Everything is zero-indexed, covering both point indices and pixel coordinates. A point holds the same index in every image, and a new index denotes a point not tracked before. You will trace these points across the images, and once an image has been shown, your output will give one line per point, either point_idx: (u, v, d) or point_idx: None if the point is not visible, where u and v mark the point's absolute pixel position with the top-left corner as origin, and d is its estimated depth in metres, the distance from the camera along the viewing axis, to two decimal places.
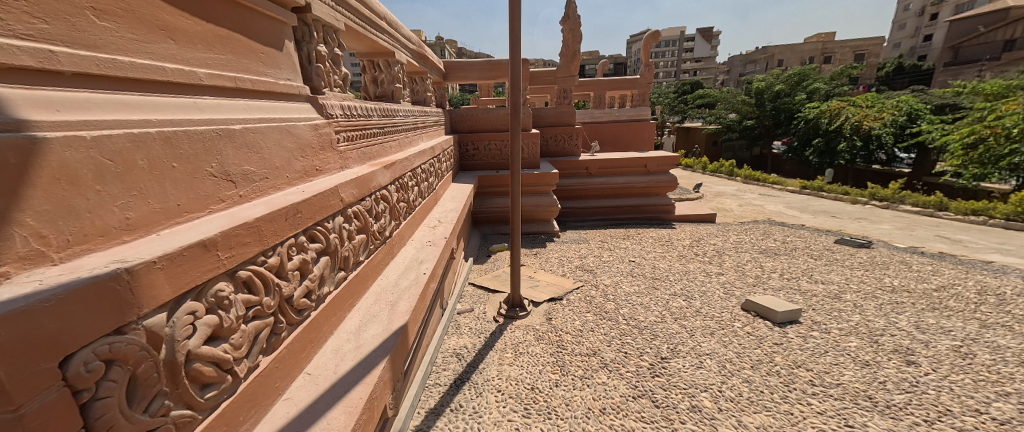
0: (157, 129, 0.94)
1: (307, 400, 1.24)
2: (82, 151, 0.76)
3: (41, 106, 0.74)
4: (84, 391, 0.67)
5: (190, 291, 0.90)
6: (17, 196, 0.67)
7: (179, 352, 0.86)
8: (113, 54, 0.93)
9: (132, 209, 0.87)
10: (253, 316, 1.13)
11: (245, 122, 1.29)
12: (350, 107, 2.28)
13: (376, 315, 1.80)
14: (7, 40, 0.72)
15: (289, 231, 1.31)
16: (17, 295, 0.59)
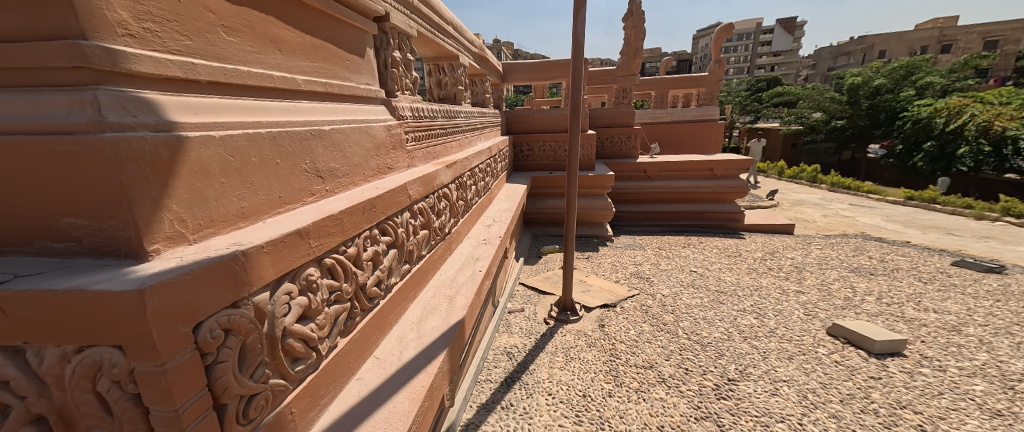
0: (266, 130, 1.07)
1: (376, 382, 1.33)
2: (212, 148, 0.89)
3: (184, 110, 0.87)
4: (209, 354, 0.78)
5: (288, 274, 1.01)
6: (167, 185, 0.80)
7: (278, 327, 0.97)
8: (236, 65, 1.07)
9: (245, 199, 1.00)
10: (335, 300, 1.23)
11: (333, 123, 1.42)
12: (418, 108, 2.41)
13: (437, 307, 1.87)
14: (163, 55, 0.86)
15: (365, 224, 1.41)
16: (164, 269, 0.70)
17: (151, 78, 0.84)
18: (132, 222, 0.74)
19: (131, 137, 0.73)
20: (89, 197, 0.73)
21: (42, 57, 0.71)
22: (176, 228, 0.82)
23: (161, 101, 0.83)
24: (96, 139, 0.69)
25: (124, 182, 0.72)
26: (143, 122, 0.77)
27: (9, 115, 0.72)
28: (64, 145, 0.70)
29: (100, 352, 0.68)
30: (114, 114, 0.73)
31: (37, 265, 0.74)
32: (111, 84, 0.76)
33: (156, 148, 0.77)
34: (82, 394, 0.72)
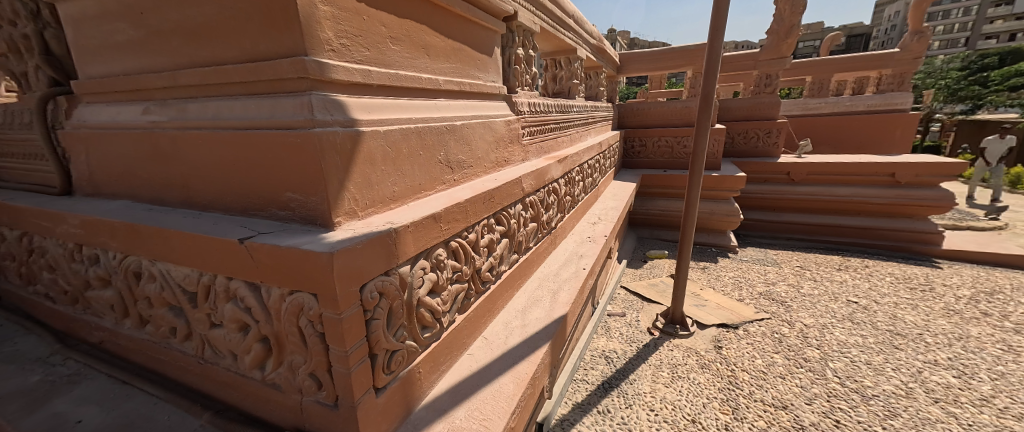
0: (415, 126, 1.24)
1: (484, 360, 1.43)
2: (377, 142, 1.07)
3: (361, 109, 1.06)
4: (368, 311, 0.95)
5: (424, 251, 1.16)
6: (348, 171, 0.99)
7: (415, 296, 1.12)
8: (398, 70, 1.25)
9: (397, 184, 1.18)
10: (456, 279, 1.37)
11: (463, 119, 1.56)
12: (535, 104, 2.47)
13: (540, 299, 1.91)
14: (352, 65, 1.06)
15: (485, 213, 1.52)
16: (344, 238, 0.88)
17: (342, 84, 1.04)
18: (325, 198, 0.94)
19: (330, 132, 0.93)
20: (301, 177, 0.96)
21: (280, 71, 0.95)
22: (351, 206, 1.01)
23: (348, 102, 1.03)
24: (309, 133, 0.89)
25: (323, 167, 0.92)
26: (336, 120, 0.96)
27: (259, 115, 0.99)
28: (289, 137, 0.93)
29: (302, 297, 0.89)
30: (320, 113, 0.93)
31: (267, 227, 1.01)
32: (319, 90, 0.97)
33: (343, 140, 0.96)
34: (289, 326, 0.95)
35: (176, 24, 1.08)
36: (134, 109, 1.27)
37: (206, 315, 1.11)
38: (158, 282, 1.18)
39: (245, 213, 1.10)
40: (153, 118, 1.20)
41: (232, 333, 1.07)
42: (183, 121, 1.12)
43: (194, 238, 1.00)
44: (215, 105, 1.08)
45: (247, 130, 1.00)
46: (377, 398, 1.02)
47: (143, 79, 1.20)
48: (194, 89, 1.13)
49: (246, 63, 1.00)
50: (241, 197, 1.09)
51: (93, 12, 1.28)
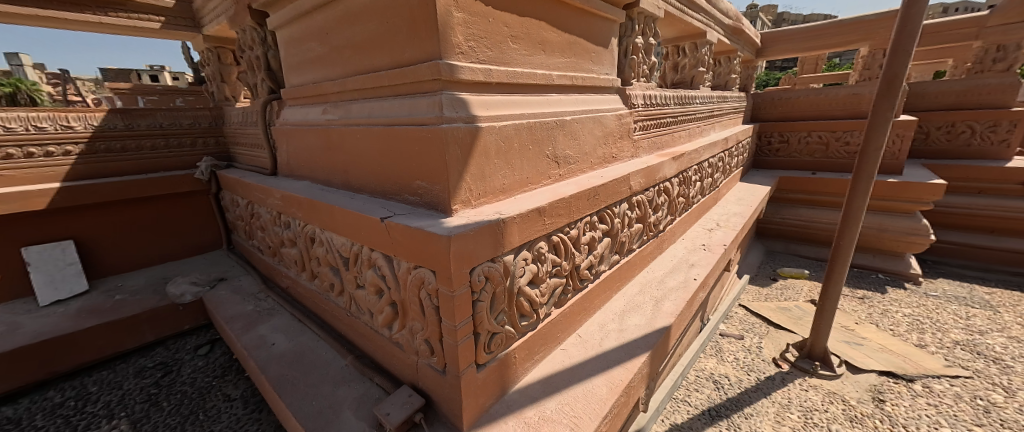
0: (528, 121, 1.30)
1: (578, 358, 1.43)
2: (492, 137, 1.15)
3: (481, 106, 1.15)
4: (475, 292, 1.04)
5: (528, 243, 1.20)
6: (467, 163, 1.09)
7: (516, 285, 1.17)
8: (516, 67, 1.31)
9: (507, 177, 1.25)
10: (555, 273, 1.39)
11: (573, 114, 1.56)
12: (650, 96, 2.31)
13: (641, 306, 1.80)
14: (477, 65, 1.16)
15: (588, 210, 1.50)
16: (460, 225, 0.98)
17: (468, 84, 1.14)
18: (447, 187, 1.06)
19: (455, 128, 1.03)
20: (429, 167, 1.10)
21: (419, 74, 1.10)
22: (466, 195, 1.11)
23: (471, 100, 1.13)
24: (438, 128, 1.01)
25: (447, 159, 1.03)
26: (460, 117, 1.07)
27: (401, 113, 1.16)
28: (422, 132, 1.06)
29: (424, 273, 1.03)
30: (448, 111, 1.05)
31: (401, 209, 1.18)
32: (448, 90, 1.09)
33: (464, 135, 1.06)
34: (412, 296, 1.11)
35: (350, 40, 1.35)
36: (317, 110, 1.62)
37: (354, 277, 1.37)
38: (324, 247, 1.50)
39: (385, 196, 1.31)
40: (329, 117, 1.51)
41: (371, 294, 1.30)
42: (348, 119, 1.38)
43: (350, 214, 1.23)
44: (371, 105, 1.31)
45: (392, 126, 1.19)
46: (478, 374, 1.11)
47: (324, 86, 1.52)
48: (357, 93, 1.39)
49: (394, 68, 1.18)
50: (383, 183, 1.30)
51: (297, 35, 1.67)
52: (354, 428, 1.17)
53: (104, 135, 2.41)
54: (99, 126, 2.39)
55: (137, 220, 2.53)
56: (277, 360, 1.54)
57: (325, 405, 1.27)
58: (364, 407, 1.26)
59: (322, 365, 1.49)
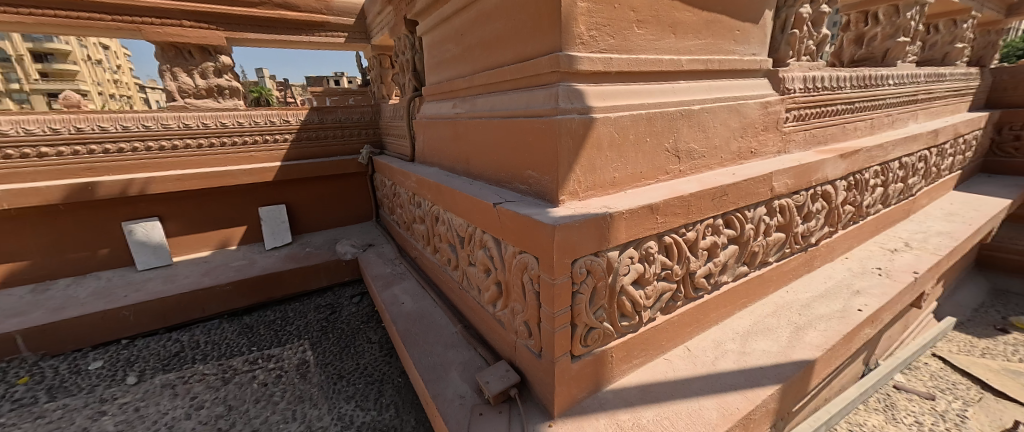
0: (648, 111, 1.22)
1: (685, 372, 1.30)
2: (607, 128, 1.13)
3: (598, 96, 1.13)
4: (576, 284, 1.05)
5: (635, 240, 1.15)
6: (578, 155, 1.10)
7: (618, 282, 1.14)
8: (640, 54, 1.24)
9: (619, 171, 1.21)
10: (664, 277, 1.29)
11: (703, 103, 1.39)
12: (813, 78, 1.90)
13: (771, 329, 1.54)
14: (597, 55, 1.13)
15: (712, 211, 1.34)
16: (567, 215, 1.00)
17: (586, 74, 1.13)
18: (556, 178, 1.09)
19: (569, 119, 1.05)
20: (541, 158, 1.14)
21: (539, 67, 1.14)
22: (575, 186, 1.12)
23: (588, 91, 1.12)
24: (552, 120, 1.04)
25: (558, 150, 1.06)
26: (576, 108, 1.07)
27: (519, 105, 1.23)
28: (537, 123, 1.11)
29: (528, 258, 1.09)
30: (563, 102, 1.06)
31: (512, 196, 1.26)
32: (566, 81, 1.10)
33: (578, 126, 1.07)
34: (516, 278, 1.18)
35: (481, 39, 1.47)
36: (449, 104, 1.83)
37: (467, 255, 1.52)
38: (446, 225, 1.70)
39: (499, 184, 1.41)
40: (458, 110, 1.69)
41: (480, 272, 1.43)
42: (473, 112, 1.53)
43: (469, 198, 1.37)
44: (494, 99, 1.42)
45: (510, 118, 1.27)
46: (572, 364, 1.13)
47: (456, 83, 1.70)
48: (482, 88, 1.52)
49: (517, 63, 1.25)
50: (498, 171, 1.40)
51: (438, 38, 1.90)
52: (458, 388, 1.32)
53: (306, 127, 3.16)
54: (303, 120, 3.15)
55: (320, 193, 3.28)
56: (404, 317, 1.83)
57: (438, 363, 1.47)
58: (468, 372, 1.40)
59: (437, 328, 1.71)
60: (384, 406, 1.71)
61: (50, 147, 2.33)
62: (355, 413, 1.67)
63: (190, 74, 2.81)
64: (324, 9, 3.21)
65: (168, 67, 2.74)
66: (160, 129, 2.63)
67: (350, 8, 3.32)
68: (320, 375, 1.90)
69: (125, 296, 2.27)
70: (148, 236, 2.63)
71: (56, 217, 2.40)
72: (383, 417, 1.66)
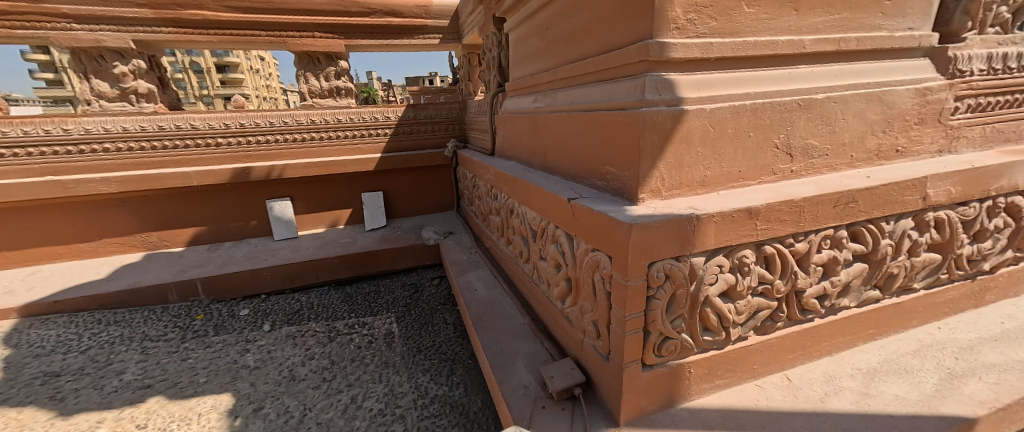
0: (753, 102, 1.07)
1: (780, 404, 1.12)
2: (701, 121, 1.02)
3: (691, 86, 1.03)
4: (652, 288, 0.98)
5: (726, 247, 1.02)
6: (663, 150, 1.01)
7: (703, 292, 1.02)
8: (748, 37, 1.08)
9: (711, 169, 1.08)
10: (760, 291, 1.12)
11: (830, 91, 1.17)
12: (1002, 56, 1.46)
13: (908, 369, 1.23)
14: (693, 40, 1.02)
15: (832, 220, 1.12)
16: (646, 215, 0.93)
17: (679, 63, 1.04)
18: (636, 175, 1.02)
19: (655, 112, 0.97)
20: (622, 153, 1.08)
21: (626, 57, 1.08)
22: (657, 184, 1.04)
23: (680, 80, 1.02)
24: (637, 113, 0.98)
25: (641, 145, 0.99)
26: (664, 99, 0.99)
27: (602, 98, 1.18)
28: (620, 117, 1.05)
29: (601, 257, 1.05)
30: (650, 94, 0.99)
31: (587, 192, 1.22)
32: (655, 71, 1.02)
33: (665, 119, 0.98)
34: (587, 276, 1.15)
35: (566, 31, 1.44)
36: (530, 99, 1.85)
37: (539, 249, 1.53)
38: (520, 218, 1.73)
39: (575, 179, 1.38)
40: (538, 105, 1.69)
41: (551, 267, 1.42)
42: (554, 106, 1.51)
43: (543, 192, 1.37)
44: (575, 93, 1.38)
45: (591, 112, 1.22)
46: (643, 373, 1.06)
47: (539, 77, 1.71)
48: (565, 81, 1.50)
49: (602, 54, 1.20)
50: (575, 166, 1.37)
51: (524, 34, 1.92)
52: (523, 378, 1.34)
53: (403, 122, 3.47)
54: (400, 116, 3.46)
55: (411, 182, 3.60)
56: (477, 303, 1.91)
57: (505, 351, 1.51)
58: (533, 364, 1.42)
59: (506, 318, 1.76)
60: (455, 384, 1.83)
61: (222, 138, 2.97)
62: (430, 385, 1.82)
63: (317, 78, 3.31)
64: (424, 13, 3.49)
65: (302, 72, 3.26)
66: (294, 124, 3.15)
67: (445, 11, 3.55)
68: (403, 346, 2.11)
69: (264, 260, 2.79)
70: (282, 213, 3.19)
71: (223, 193, 3.06)
72: (454, 393, 1.77)
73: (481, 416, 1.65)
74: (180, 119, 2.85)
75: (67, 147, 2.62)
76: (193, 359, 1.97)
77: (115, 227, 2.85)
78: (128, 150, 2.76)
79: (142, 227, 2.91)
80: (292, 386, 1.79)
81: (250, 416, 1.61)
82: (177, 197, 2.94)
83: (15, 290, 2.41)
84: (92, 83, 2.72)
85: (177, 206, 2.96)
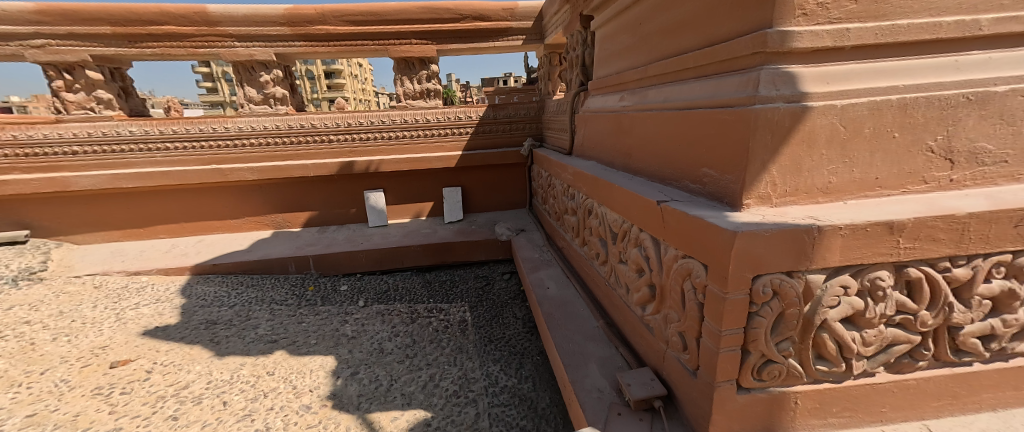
0: (900, 96, 0.90)
1: None
2: (828, 118, 0.90)
3: (819, 80, 0.90)
4: (755, 305, 0.88)
5: (855, 266, 0.88)
6: (778, 151, 0.91)
7: (820, 315, 0.90)
8: (898, 19, 0.91)
9: (837, 175, 0.94)
10: (897, 322, 0.95)
11: (1016, 82, 0.93)
12: None
13: None
14: (824, 27, 0.90)
15: (1008, 243, 0.90)
16: (755, 223, 0.85)
17: (803, 53, 0.92)
18: (742, 178, 0.93)
19: (770, 109, 0.88)
20: (725, 154, 0.99)
21: (736, 50, 0.99)
22: (767, 190, 0.94)
23: (805, 73, 0.90)
24: (748, 110, 0.89)
25: (751, 146, 0.90)
26: (783, 95, 0.89)
27: (702, 95, 1.09)
28: (726, 114, 0.97)
29: (693, 264, 0.98)
30: (765, 88, 0.89)
31: (679, 195, 1.15)
32: (772, 63, 0.92)
33: (782, 117, 0.89)
34: (674, 284, 1.08)
35: (663, 25, 1.37)
36: (616, 97, 1.79)
37: (619, 252, 1.48)
38: (598, 219, 1.69)
39: (664, 181, 1.30)
40: (625, 103, 1.63)
41: (632, 272, 1.37)
42: (643, 104, 1.44)
43: (628, 194, 1.32)
44: (669, 90, 1.31)
45: (689, 109, 1.14)
46: (737, 395, 0.97)
47: (627, 74, 1.64)
48: (657, 78, 1.42)
49: (706, 48, 1.12)
50: (665, 168, 1.30)
51: (613, 31, 1.87)
52: (597, 382, 1.32)
53: (483, 121, 3.61)
54: (481, 115, 3.61)
55: (489, 179, 3.75)
56: (549, 301, 1.92)
57: (578, 352, 1.49)
58: (607, 369, 1.38)
59: (578, 318, 1.74)
60: (524, 377, 1.87)
61: (334, 135, 3.41)
62: (501, 375, 1.88)
63: (412, 81, 3.61)
64: (509, 16, 3.59)
65: (400, 76, 3.58)
66: (391, 124, 3.49)
67: (530, 12, 3.60)
68: (477, 334, 2.21)
69: (361, 243, 3.15)
70: (376, 202, 3.56)
71: (332, 183, 3.52)
72: (523, 386, 1.81)
73: (548, 412, 1.66)
74: (304, 120, 3.36)
75: (226, 142, 3.25)
76: (307, 323, 2.31)
77: (253, 208, 3.45)
78: (266, 145, 3.32)
79: (272, 209, 3.49)
80: (382, 357, 2.00)
81: (348, 378, 1.84)
82: (298, 185, 3.46)
83: (186, 253, 3.06)
84: (245, 90, 3.33)
85: (297, 193, 3.49)
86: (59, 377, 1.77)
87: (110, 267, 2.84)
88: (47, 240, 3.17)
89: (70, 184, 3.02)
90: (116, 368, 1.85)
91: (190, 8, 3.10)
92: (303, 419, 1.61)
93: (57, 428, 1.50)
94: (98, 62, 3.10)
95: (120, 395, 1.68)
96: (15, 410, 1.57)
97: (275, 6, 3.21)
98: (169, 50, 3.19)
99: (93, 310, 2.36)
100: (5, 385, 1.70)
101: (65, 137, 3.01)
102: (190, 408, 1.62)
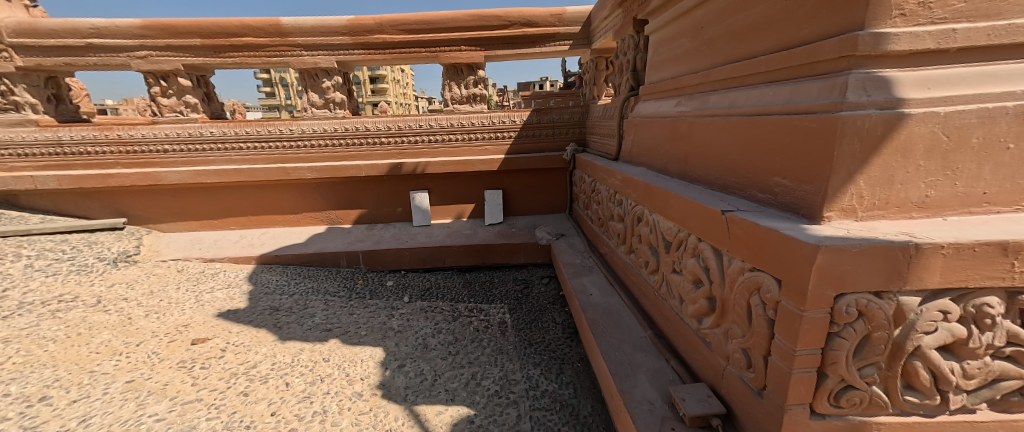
0: (1017, 102, 0.81)
1: None
2: (930, 126, 0.83)
3: (916, 85, 0.84)
4: (836, 325, 0.83)
5: (957, 290, 0.80)
6: (867, 161, 0.85)
7: (912, 341, 0.83)
8: (1016, 18, 0.82)
9: (936, 188, 0.86)
10: (1007, 354, 0.85)
11: None
12: None
13: None
14: (926, 28, 0.84)
15: None
16: (841, 236, 0.80)
17: (898, 57, 0.86)
18: (824, 188, 0.88)
19: (860, 116, 0.83)
20: (802, 163, 0.94)
21: (819, 54, 0.94)
22: (852, 202, 0.88)
23: (901, 77, 0.84)
24: (833, 117, 0.84)
25: (836, 154, 0.85)
26: (875, 101, 0.84)
27: (776, 101, 1.04)
28: (806, 121, 0.92)
29: (764, 278, 0.93)
30: (854, 94, 0.84)
31: (746, 205, 1.09)
32: (862, 67, 0.87)
33: (872, 124, 0.83)
34: (739, 299, 1.03)
35: (729, 29, 1.33)
36: (671, 103, 1.74)
37: (672, 261, 1.43)
38: (649, 227, 1.64)
39: (726, 190, 1.25)
40: (682, 109, 1.58)
41: (687, 283, 1.32)
42: (702, 110, 1.40)
43: (684, 201, 1.28)
44: (734, 95, 1.26)
45: (759, 116, 1.09)
46: (809, 421, 0.91)
47: (685, 80, 1.61)
48: (720, 83, 1.37)
49: (781, 51, 1.07)
50: (727, 176, 1.24)
51: (670, 34, 1.82)
52: (647, 393, 1.28)
53: (527, 126, 3.64)
54: (525, 120, 3.65)
55: (530, 183, 3.76)
56: (593, 307, 1.90)
57: (626, 361, 1.46)
58: (658, 381, 1.34)
59: (624, 328, 1.69)
60: (564, 383, 1.85)
61: (386, 138, 3.60)
62: (542, 379, 1.88)
63: (459, 86, 3.76)
64: (557, 21, 3.59)
65: (448, 82, 3.75)
66: (439, 127, 3.61)
67: (578, 17, 3.59)
68: (516, 337, 2.23)
69: (407, 242, 3.27)
70: (422, 203, 3.70)
71: (381, 183, 3.69)
72: (564, 392, 1.80)
73: (590, 421, 1.64)
74: (359, 123, 3.57)
75: (291, 143, 3.52)
76: (357, 315, 2.44)
77: (311, 205, 3.69)
78: (325, 147, 3.56)
79: (326, 206, 3.71)
80: (426, 352, 2.06)
81: (395, 370, 1.91)
82: (351, 184, 3.66)
83: (253, 244, 3.34)
84: (309, 95, 3.61)
85: (350, 192, 3.69)
86: (151, 349, 1.99)
87: (189, 254, 3.16)
88: (140, 227, 3.58)
89: (160, 178, 3.40)
90: (196, 344, 2.05)
91: (265, 21, 3.40)
92: (356, 405, 1.70)
93: (150, 394, 1.68)
94: (188, 71, 3.49)
95: (200, 369, 1.86)
96: (117, 375, 1.78)
97: (338, 18, 3.45)
98: (247, 59, 3.52)
99: (177, 292, 2.63)
100: (109, 353, 1.94)
101: (159, 136, 3.40)
102: (258, 386, 1.76)
